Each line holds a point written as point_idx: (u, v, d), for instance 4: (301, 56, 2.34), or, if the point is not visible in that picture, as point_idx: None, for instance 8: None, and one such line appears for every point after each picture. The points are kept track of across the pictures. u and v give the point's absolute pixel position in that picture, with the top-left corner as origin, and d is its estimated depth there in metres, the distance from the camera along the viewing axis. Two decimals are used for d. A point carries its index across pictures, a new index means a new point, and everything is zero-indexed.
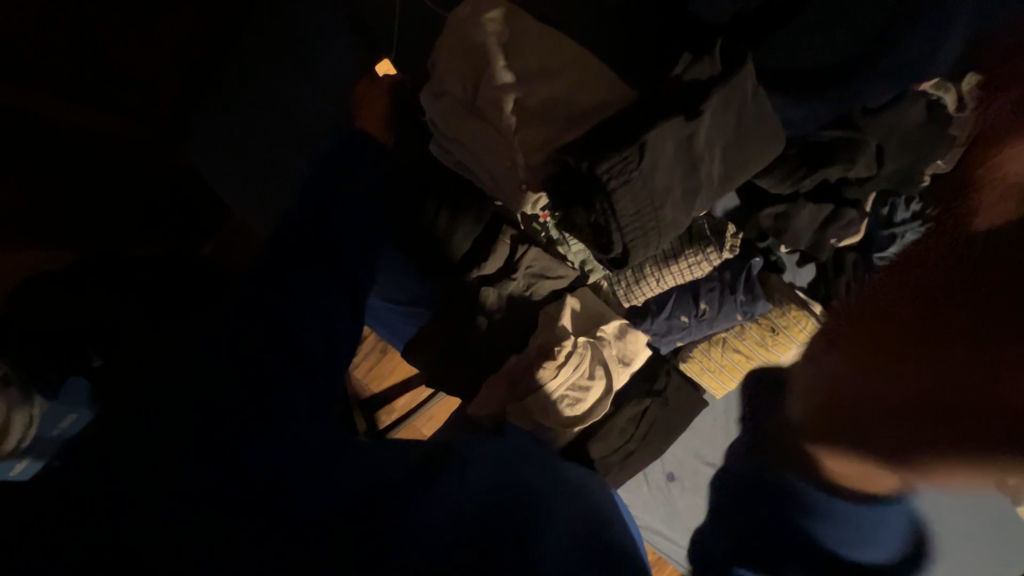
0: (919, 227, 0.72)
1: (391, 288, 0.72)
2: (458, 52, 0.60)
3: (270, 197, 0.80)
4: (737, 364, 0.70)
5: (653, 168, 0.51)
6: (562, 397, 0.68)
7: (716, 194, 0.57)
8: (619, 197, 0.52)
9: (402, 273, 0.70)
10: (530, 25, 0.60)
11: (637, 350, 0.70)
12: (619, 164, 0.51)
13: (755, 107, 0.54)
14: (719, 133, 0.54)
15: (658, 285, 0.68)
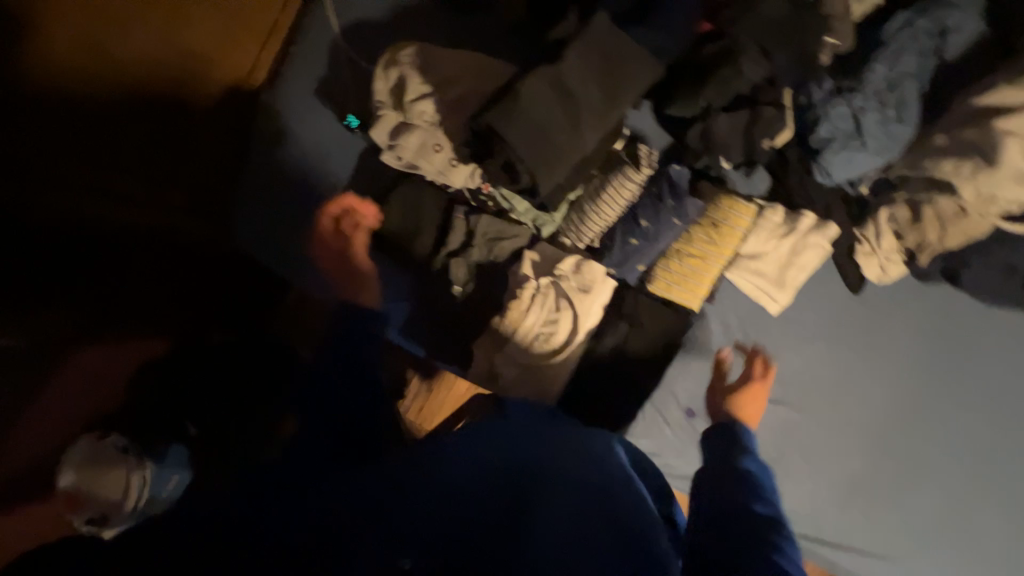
0: (838, 100, 0.74)
1: (383, 290, 0.84)
2: (385, 81, 0.76)
3: (250, 239, 0.85)
4: (696, 268, 0.75)
5: (532, 106, 0.64)
6: (538, 334, 0.75)
7: (604, 114, 0.66)
8: (511, 134, 0.64)
9: (389, 275, 0.83)
10: (436, 48, 0.76)
11: (597, 277, 0.75)
12: (502, 108, 0.64)
13: (614, 39, 0.66)
14: (588, 68, 0.65)
15: (600, 217, 0.76)
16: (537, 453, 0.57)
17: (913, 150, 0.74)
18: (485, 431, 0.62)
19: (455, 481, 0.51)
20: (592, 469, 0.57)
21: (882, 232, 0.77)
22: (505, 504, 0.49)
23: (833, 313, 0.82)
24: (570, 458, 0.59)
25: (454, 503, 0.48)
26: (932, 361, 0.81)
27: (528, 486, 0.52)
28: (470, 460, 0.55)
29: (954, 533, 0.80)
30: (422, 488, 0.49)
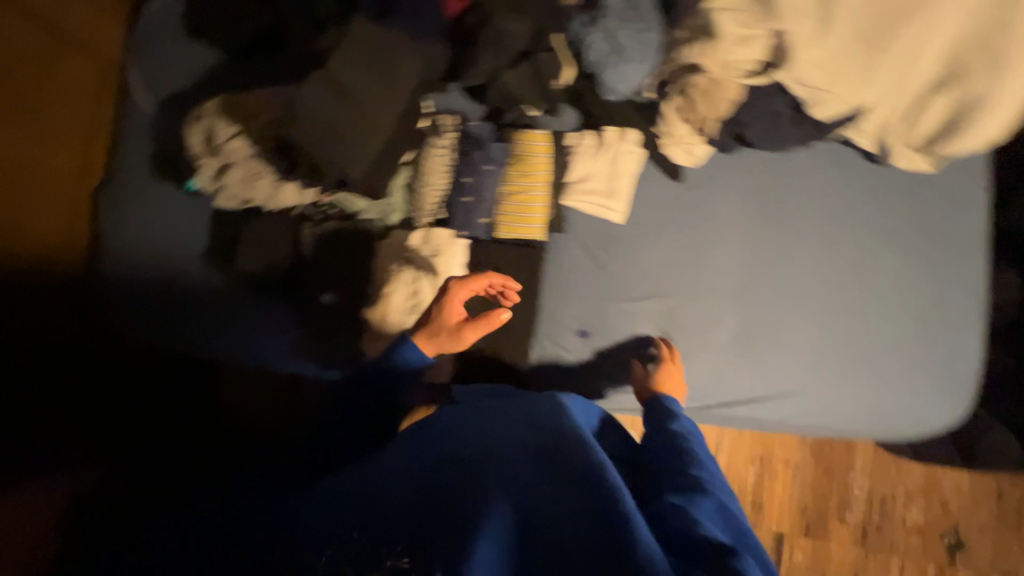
0: (592, 28, 0.85)
1: (270, 322, 0.89)
2: (197, 135, 0.81)
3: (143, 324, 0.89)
4: (523, 202, 0.83)
5: (319, 112, 0.71)
6: (405, 307, 0.83)
7: (389, 101, 0.74)
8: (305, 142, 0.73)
9: (269, 307, 0.88)
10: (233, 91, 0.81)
11: (441, 241, 0.83)
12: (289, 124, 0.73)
13: (376, 36, 0.75)
14: (359, 66, 0.73)
15: (431, 190, 0.84)
16: (496, 433, 0.68)
17: (668, 49, 0.86)
18: (451, 432, 0.71)
19: (428, 478, 0.61)
20: (552, 428, 0.67)
21: (675, 122, 0.87)
22: (448, 492, 0.57)
23: (669, 205, 0.92)
24: (530, 430, 0.68)
25: (434, 499, 0.57)
26: (765, 217, 0.92)
27: (483, 469, 0.59)
28: (443, 461, 0.63)
29: (833, 358, 0.90)
30: (383, 505, 0.59)
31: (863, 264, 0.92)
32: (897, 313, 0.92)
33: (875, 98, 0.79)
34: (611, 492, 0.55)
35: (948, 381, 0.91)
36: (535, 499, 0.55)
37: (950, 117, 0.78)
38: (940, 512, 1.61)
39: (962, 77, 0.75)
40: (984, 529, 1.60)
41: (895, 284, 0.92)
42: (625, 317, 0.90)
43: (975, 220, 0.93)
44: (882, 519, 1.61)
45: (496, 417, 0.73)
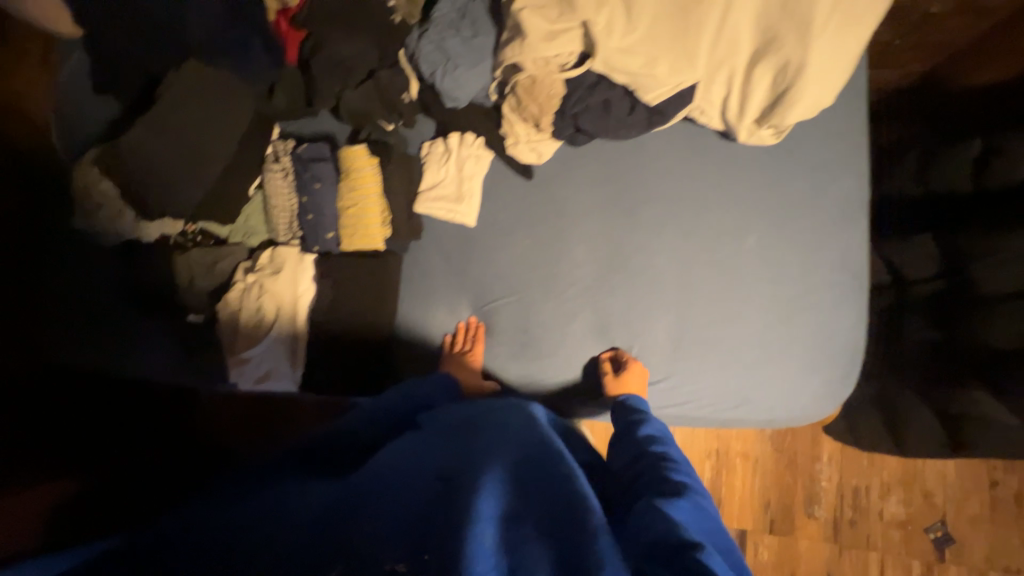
0: (423, 40, 0.88)
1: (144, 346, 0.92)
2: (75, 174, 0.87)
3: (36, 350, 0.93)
4: (358, 217, 0.86)
5: (161, 148, 0.84)
6: (249, 325, 0.85)
7: (225, 132, 0.86)
8: (159, 175, 0.84)
9: (143, 333, 0.92)
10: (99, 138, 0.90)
11: (287, 258, 0.87)
12: (138, 161, 0.83)
13: (204, 77, 0.86)
14: (190, 105, 0.85)
15: (277, 211, 0.87)
16: (475, 444, 0.61)
17: (498, 51, 0.88)
18: (425, 449, 0.63)
19: (409, 496, 0.54)
20: (525, 443, 0.60)
21: (513, 122, 0.88)
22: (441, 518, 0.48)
23: (523, 202, 0.93)
24: (478, 434, 0.63)
25: (405, 519, 0.51)
26: (613, 204, 0.90)
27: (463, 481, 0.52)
28: (427, 481, 0.56)
29: (695, 342, 0.85)
30: (368, 534, 0.49)
31: (726, 241, 0.86)
32: (770, 289, 0.85)
33: (696, 75, 0.77)
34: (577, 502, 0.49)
35: (829, 361, 0.83)
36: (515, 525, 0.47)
37: (774, 87, 0.75)
38: (922, 503, 1.47)
39: (775, 44, 0.72)
40: (974, 521, 1.45)
41: (766, 258, 0.85)
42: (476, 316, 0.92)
43: (852, 183, 0.86)
44: (855, 513, 1.50)
45: (449, 438, 0.66)
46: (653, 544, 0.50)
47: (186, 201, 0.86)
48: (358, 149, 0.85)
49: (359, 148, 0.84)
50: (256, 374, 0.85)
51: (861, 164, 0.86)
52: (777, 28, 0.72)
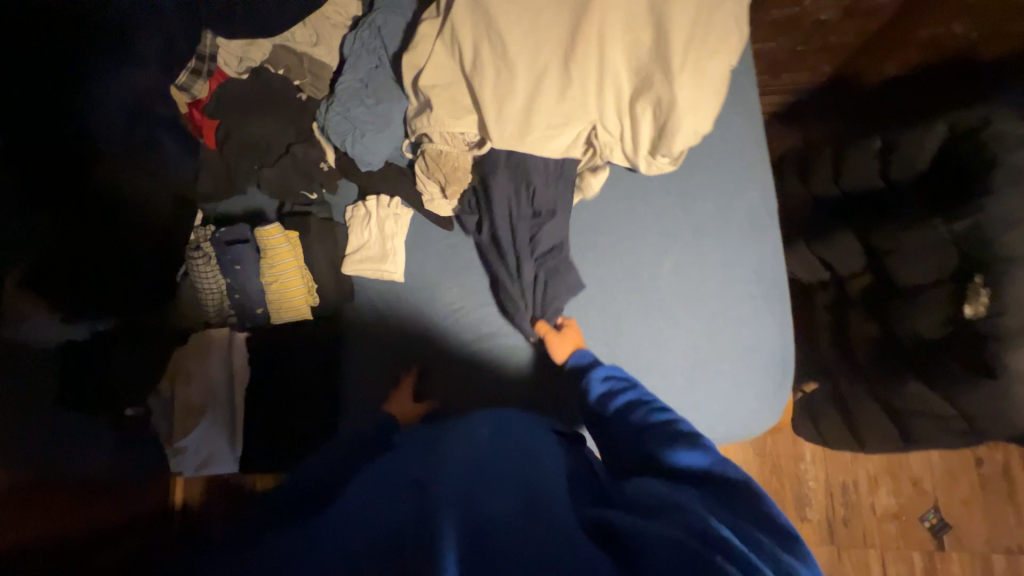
0: (330, 113, 0.92)
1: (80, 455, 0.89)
2: None
3: None
4: (283, 292, 0.88)
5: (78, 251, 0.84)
6: (188, 408, 0.89)
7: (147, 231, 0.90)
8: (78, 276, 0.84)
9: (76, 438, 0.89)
10: None
11: (215, 339, 0.89)
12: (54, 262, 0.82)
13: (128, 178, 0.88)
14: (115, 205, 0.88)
15: (204, 297, 0.89)
16: (445, 450, 0.60)
17: (401, 114, 0.92)
18: (391, 470, 0.60)
19: (383, 498, 0.54)
20: (494, 458, 0.58)
21: (427, 182, 0.90)
22: (416, 518, 0.48)
23: (447, 253, 0.94)
24: (442, 447, 0.61)
25: (376, 518, 0.50)
26: None
27: (430, 484, 0.52)
28: (399, 488, 0.55)
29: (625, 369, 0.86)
30: (339, 537, 0.48)
31: (643, 265, 0.88)
32: (691, 308, 0.86)
33: (589, 119, 0.80)
34: (550, 525, 0.48)
35: (759, 374, 0.84)
36: (483, 546, 0.45)
37: (656, 122, 0.77)
38: (913, 493, 1.44)
39: (649, 81, 0.75)
40: (968, 505, 1.42)
41: (683, 277, 0.87)
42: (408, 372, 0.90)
43: (756, 196, 0.88)
44: (847, 510, 1.46)
45: (415, 452, 0.62)
46: (644, 495, 0.54)
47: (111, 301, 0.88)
48: (273, 227, 0.86)
49: (276, 226, 0.86)
50: (196, 461, 0.87)
51: (763, 175, 0.89)
52: (648, 67, 0.75)
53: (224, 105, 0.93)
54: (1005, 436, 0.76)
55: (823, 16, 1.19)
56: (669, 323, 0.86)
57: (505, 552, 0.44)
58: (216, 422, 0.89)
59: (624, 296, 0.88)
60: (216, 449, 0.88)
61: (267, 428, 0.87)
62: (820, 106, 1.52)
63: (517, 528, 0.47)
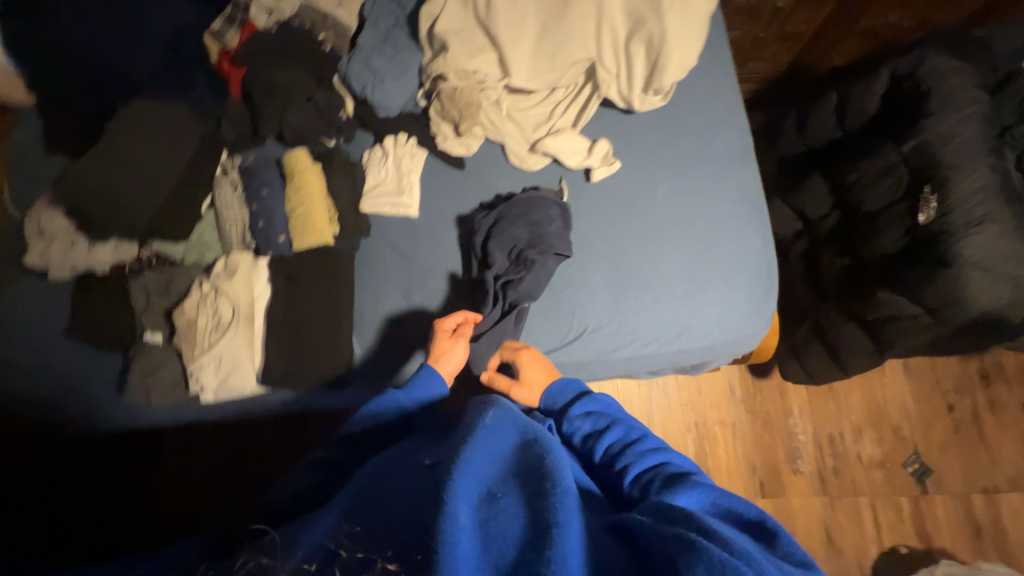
0: (353, 61, 1.01)
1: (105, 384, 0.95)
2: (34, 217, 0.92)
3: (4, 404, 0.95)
4: (305, 215, 0.93)
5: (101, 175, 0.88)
6: (206, 327, 0.87)
7: (165, 157, 0.91)
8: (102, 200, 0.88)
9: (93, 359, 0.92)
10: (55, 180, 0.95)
11: (239, 259, 0.91)
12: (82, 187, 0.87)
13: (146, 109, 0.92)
14: (127, 133, 0.90)
15: (231, 223, 0.94)
16: (459, 435, 0.58)
17: (417, 63, 1.01)
18: (395, 470, 0.57)
19: (397, 479, 0.55)
20: (506, 451, 0.55)
21: (439, 122, 0.99)
22: (429, 492, 0.47)
23: (460, 189, 1.02)
24: (455, 437, 0.57)
25: (391, 494, 0.51)
26: (541, 182, 1.00)
27: (450, 454, 0.52)
28: (412, 464, 0.57)
29: (627, 283, 0.93)
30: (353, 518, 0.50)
31: (640, 193, 0.97)
32: (685, 228, 0.94)
33: (589, 55, 0.94)
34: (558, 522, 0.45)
35: (750, 282, 0.92)
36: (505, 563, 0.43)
37: (648, 58, 0.91)
38: (894, 440, 1.53)
39: (642, 21, 0.89)
40: (944, 448, 1.51)
41: (678, 202, 0.96)
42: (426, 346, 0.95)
43: (735, 133, 1.00)
44: (836, 460, 1.53)
45: (425, 447, 0.60)
46: (651, 510, 0.56)
47: (134, 227, 0.91)
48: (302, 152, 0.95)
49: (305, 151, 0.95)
50: (219, 373, 0.86)
51: (740, 116, 1.01)
52: (640, 11, 0.89)
53: (252, 54, 1.01)
54: (966, 321, 0.86)
55: (779, 4, 1.38)
56: (667, 240, 0.94)
57: (515, 548, 0.44)
58: (237, 338, 0.87)
59: (625, 218, 0.96)
60: (241, 363, 0.87)
61: (291, 346, 0.90)
62: (782, 92, 1.71)
63: (541, 509, 0.47)
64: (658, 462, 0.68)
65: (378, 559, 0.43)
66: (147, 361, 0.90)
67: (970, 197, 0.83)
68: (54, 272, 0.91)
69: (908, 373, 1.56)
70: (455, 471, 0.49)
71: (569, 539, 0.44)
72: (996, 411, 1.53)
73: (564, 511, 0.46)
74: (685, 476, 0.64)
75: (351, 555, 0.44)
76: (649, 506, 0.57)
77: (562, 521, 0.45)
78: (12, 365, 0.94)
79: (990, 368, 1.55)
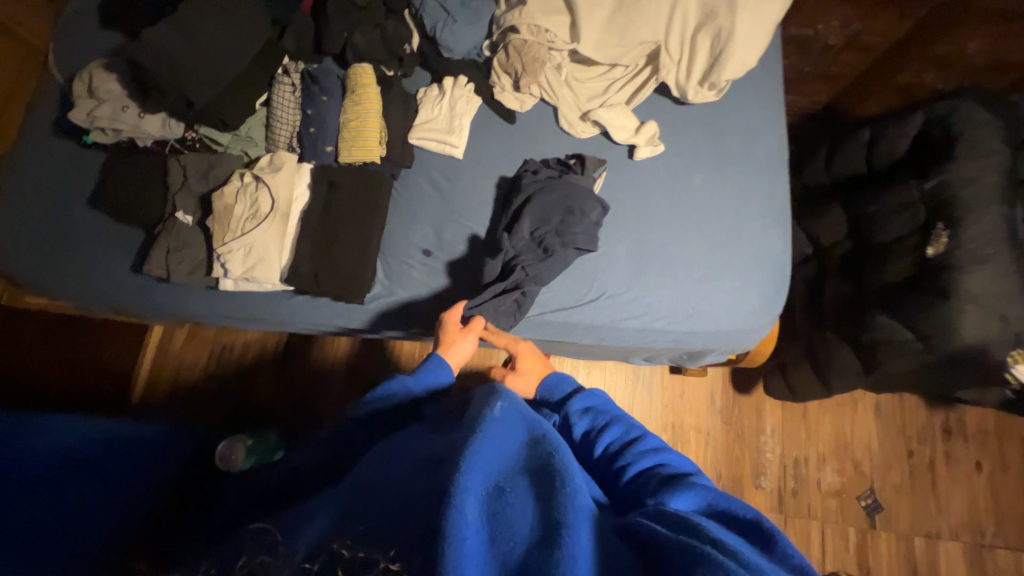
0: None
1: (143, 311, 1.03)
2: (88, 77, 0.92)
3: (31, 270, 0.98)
4: (356, 130, 0.95)
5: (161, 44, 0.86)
6: (242, 215, 0.88)
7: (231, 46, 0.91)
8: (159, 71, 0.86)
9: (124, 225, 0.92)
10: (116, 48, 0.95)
11: (285, 158, 0.93)
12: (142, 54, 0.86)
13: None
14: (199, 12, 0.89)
15: (282, 125, 0.96)
16: (465, 425, 0.60)
17: (490, 13, 1.04)
18: (401, 459, 0.60)
19: (399, 472, 0.58)
20: (512, 447, 0.57)
21: (501, 73, 1.02)
22: (437, 484, 0.50)
23: (507, 141, 1.05)
24: (460, 428, 0.59)
25: (391, 490, 0.55)
26: (585, 149, 1.04)
27: (457, 446, 0.54)
28: (421, 455, 0.60)
29: (649, 259, 0.97)
30: (360, 506, 0.54)
31: (677, 178, 1.01)
32: (712, 219, 0.99)
33: (656, 38, 0.98)
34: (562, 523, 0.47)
35: (764, 279, 0.97)
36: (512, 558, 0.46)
37: (711, 52, 0.95)
38: (854, 474, 1.60)
39: (713, 15, 0.93)
40: (898, 489, 1.59)
41: (711, 193, 1.01)
42: (444, 289, 0.99)
43: (774, 142, 1.05)
44: (797, 483, 1.60)
45: (432, 439, 0.62)
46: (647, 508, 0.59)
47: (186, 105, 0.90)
48: (364, 68, 0.96)
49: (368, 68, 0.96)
50: (246, 262, 0.86)
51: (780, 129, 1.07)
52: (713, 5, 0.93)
53: None
54: (953, 350, 0.92)
55: (831, 41, 1.45)
56: (693, 226, 0.99)
57: (521, 545, 0.47)
58: (270, 232, 0.88)
59: (659, 199, 1.00)
60: (268, 255, 0.87)
61: (320, 252, 0.92)
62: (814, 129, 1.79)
63: (548, 509, 0.49)
64: (655, 466, 0.72)
65: (379, 558, 0.48)
66: (177, 237, 0.91)
67: (978, 237, 0.89)
68: (100, 135, 0.92)
69: (878, 415, 1.64)
70: (462, 465, 0.50)
71: (577, 540, 0.46)
72: (951, 464, 1.62)
73: (573, 511, 0.49)
74: (680, 479, 0.66)
75: (352, 554, 0.49)
76: (649, 507, 0.59)
77: (570, 522, 0.47)
78: (58, 248, 1.00)
79: (953, 424, 1.64)
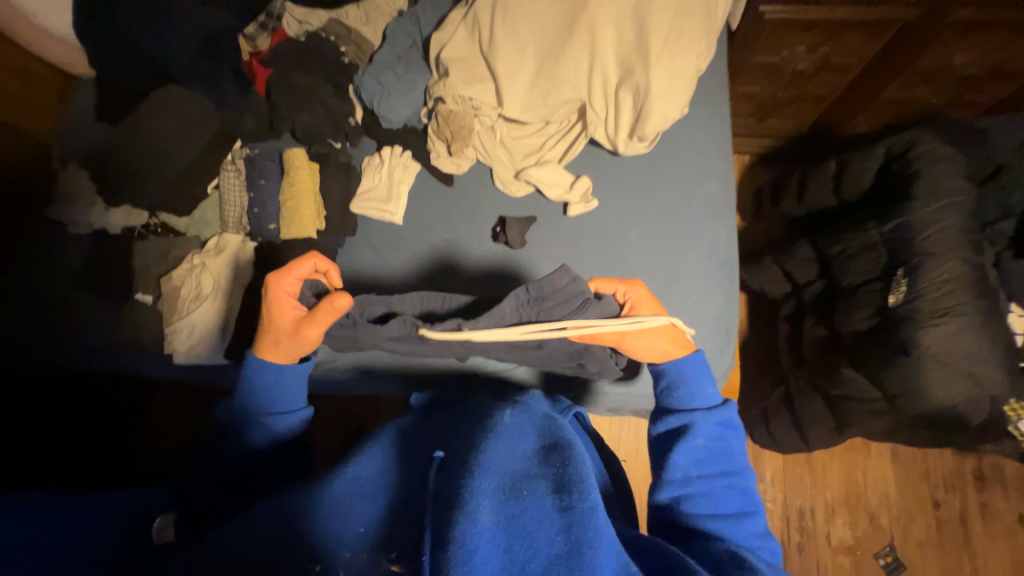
0: (365, 74, 1.07)
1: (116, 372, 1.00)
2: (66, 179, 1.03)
3: None
4: (292, 210, 1.01)
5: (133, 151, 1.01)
6: (186, 298, 0.97)
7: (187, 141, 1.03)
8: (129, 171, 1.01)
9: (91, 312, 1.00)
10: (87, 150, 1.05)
11: (229, 240, 1.00)
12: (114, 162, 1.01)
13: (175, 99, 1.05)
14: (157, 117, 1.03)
15: (230, 207, 1.03)
16: (480, 425, 0.60)
17: (424, 84, 1.08)
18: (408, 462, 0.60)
19: (399, 492, 0.57)
20: (525, 455, 0.58)
21: (435, 140, 1.03)
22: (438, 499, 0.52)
23: (445, 203, 1.07)
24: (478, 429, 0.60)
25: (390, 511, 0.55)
26: (520, 207, 1.03)
27: (467, 451, 0.55)
28: (426, 454, 0.60)
29: None
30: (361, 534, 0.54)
31: (614, 234, 0.99)
32: (649, 273, 0.96)
33: (579, 97, 0.99)
34: (579, 539, 0.48)
35: (704, 336, 0.93)
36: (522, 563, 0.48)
37: (635, 106, 0.95)
38: (869, 527, 1.44)
39: (631, 71, 0.95)
40: (922, 546, 1.42)
41: (648, 246, 0.97)
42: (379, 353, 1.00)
43: (717, 189, 1.01)
44: (803, 536, 1.45)
45: (439, 435, 0.63)
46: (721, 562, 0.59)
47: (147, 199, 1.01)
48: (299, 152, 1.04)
49: (302, 153, 1.04)
50: (188, 340, 0.95)
51: (724, 173, 1.03)
52: (630, 62, 0.95)
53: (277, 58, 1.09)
54: (918, 414, 0.85)
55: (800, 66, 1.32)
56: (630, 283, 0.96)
57: (535, 551, 0.48)
58: (213, 312, 0.96)
59: (594, 257, 0.98)
60: (209, 334, 0.95)
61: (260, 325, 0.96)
62: (803, 150, 1.67)
63: (567, 521, 0.50)
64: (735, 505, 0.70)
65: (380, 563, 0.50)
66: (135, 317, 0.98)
67: (937, 288, 0.81)
68: (77, 227, 1.02)
69: (896, 460, 1.47)
70: (477, 469, 0.52)
71: (597, 557, 0.48)
72: (986, 517, 1.44)
73: (594, 527, 0.50)
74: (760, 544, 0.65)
75: None
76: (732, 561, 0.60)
77: (591, 540, 0.48)
78: None
79: (987, 470, 1.46)
